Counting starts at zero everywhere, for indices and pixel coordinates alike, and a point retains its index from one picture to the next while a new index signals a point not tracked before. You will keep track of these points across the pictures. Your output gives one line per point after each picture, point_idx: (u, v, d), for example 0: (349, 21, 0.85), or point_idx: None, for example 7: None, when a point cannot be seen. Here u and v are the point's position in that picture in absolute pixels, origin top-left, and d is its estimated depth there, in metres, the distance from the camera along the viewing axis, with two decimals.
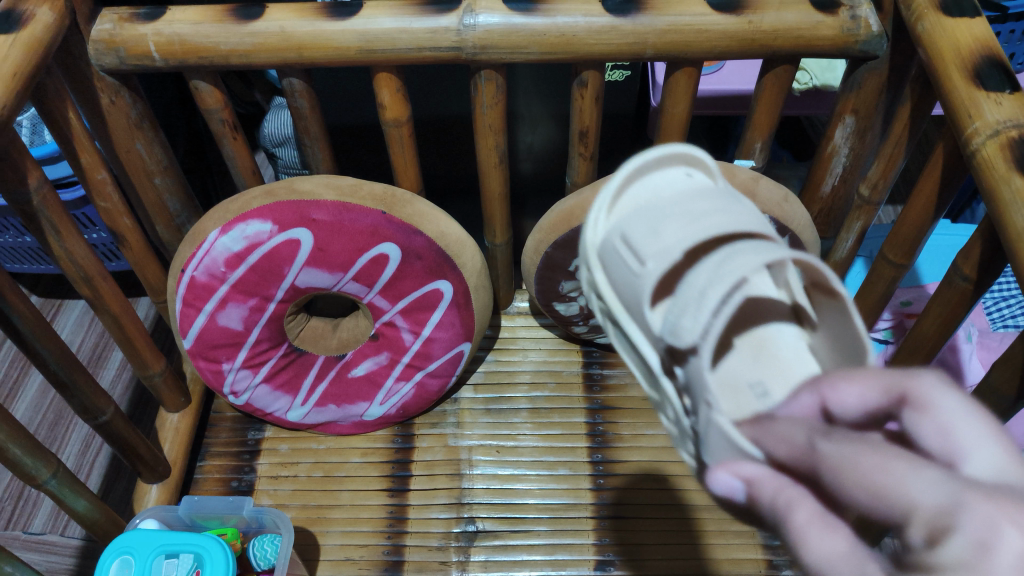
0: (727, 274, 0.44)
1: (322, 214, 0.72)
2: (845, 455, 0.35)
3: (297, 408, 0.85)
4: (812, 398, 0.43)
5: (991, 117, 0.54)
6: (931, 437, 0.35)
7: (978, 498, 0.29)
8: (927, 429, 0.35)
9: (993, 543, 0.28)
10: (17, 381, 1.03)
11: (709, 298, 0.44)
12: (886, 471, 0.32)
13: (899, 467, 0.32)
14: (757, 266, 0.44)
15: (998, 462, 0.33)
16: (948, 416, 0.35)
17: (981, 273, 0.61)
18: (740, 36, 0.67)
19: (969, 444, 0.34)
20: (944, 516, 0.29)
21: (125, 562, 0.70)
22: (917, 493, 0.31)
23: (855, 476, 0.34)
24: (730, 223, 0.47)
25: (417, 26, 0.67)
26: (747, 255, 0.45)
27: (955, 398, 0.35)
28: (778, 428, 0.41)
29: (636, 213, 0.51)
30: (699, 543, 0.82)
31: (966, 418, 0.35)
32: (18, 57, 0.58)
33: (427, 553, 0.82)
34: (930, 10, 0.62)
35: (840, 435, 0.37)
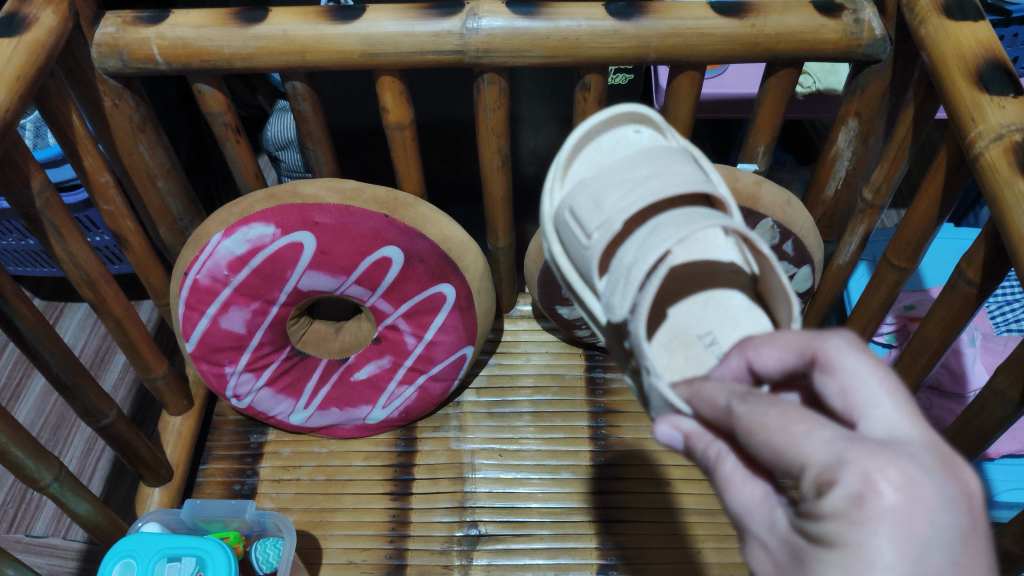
0: (653, 245, 0.49)
1: (326, 217, 0.72)
2: (755, 417, 0.37)
3: (300, 411, 0.85)
4: (739, 360, 0.47)
5: (995, 121, 0.54)
6: (836, 395, 0.38)
7: (861, 454, 0.32)
8: (833, 389, 0.38)
9: (867, 495, 0.30)
10: (19, 384, 1.03)
11: (633, 274, 0.49)
12: (784, 433, 0.35)
13: (796, 430, 0.34)
14: (678, 234, 0.49)
15: (890, 417, 0.35)
16: (846, 375, 0.38)
17: (984, 278, 0.61)
18: (743, 39, 0.67)
19: (864, 401, 0.36)
20: (829, 471, 0.32)
21: (128, 565, 0.69)
22: (809, 451, 0.33)
23: (762, 439, 0.36)
24: (661, 192, 0.53)
25: (420, 30, 0.67)
26: (669, 226, 0.50)
27: (855, 360, 0.38)
28: (705, 390, 0.43)
29: (580, 188, 0.57)
30: (701, 548, 0.82)
31: (862, 377, 0.37)
32: (22, 60, 0.59)
33: (429, 556, 0.82)
34: (933, 14, 0.62)
35: (754, 397, 0.39)
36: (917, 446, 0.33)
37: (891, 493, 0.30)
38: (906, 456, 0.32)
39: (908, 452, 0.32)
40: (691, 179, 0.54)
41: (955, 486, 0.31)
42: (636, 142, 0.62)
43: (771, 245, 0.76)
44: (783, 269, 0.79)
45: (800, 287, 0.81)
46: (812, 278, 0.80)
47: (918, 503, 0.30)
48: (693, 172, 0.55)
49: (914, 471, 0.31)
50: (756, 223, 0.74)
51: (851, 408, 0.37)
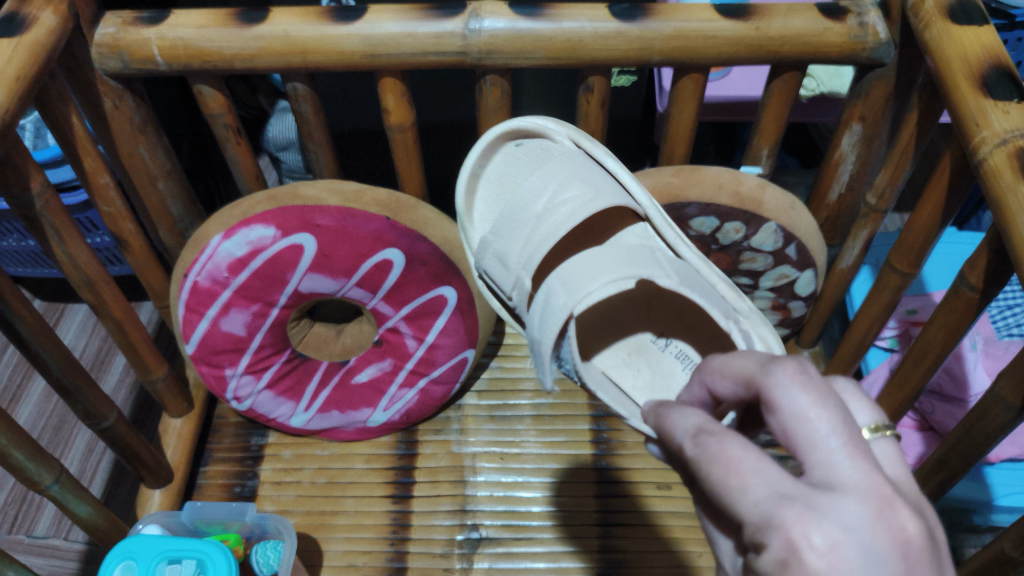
0: (554, 321, 0.54)
1: (327, 220, 0.71)
2: (698, 464, 0.40)
3: (300, 414, 0.85)
4: (700, 387, 0.47)
5: (999, 127, 0.53)
6: (781, 433, 0.40)
7: (790, 518, 0.35)
8: (778, 427, 0.40)
9: (792, 561, 0.35)
10: (20, 386, 1.03)
11: (539, 336, 0.56)
12: (723, 487, 0.38)
13: (733, 485, 0.38)
14: (571, 300, 0.54)
15: (829, 462, 0.37)
16: (785, 417, 0.39)
17: (987, 283, 0.60)
18: (748, 41, 0.66)
19: (806, 442, 0.38)
20: (761, 532, 0.36)
21: (128, 567, 0.69)
22: (746, 509, 0.37)
23: (708, 486, 0.39)
24: (551, 241, 0.60)
25: (422, 31, 0.66)
26: (561, 292, 0.55)
27: (796, 399, 0.39)
28: (666, 420, 0.46)
29: (485, 247, 0.65)
30: (702, 552, 0.82)
31: (803, 419, 0.38)
32: (22, 60, 0.58)
33: (430, 560, 0.81)
34: (937, 18, 0.61)
35: (702, 439, 0.41)
36: (851, 497, 0.36)
37: (815, 559, 0.34)
38: (834, 514, 0.35)
39: (837, 508, 0.36)
40: (580, 205, 0.59)
41: (884, 537, 0.35)
42: (525, 159, 0.69)
43: (775, 249, 0.75)
44: (786, 273, 0.78)
45: (803, 291, 0.81)
46: (815, 282, 0.80)
47: (838, 566, 0.34)
48: (584, 187, 0.60)
49: (839, 533, 0.35)
50: (759, 227, 0.73)
51: (794, 445, 0.39)
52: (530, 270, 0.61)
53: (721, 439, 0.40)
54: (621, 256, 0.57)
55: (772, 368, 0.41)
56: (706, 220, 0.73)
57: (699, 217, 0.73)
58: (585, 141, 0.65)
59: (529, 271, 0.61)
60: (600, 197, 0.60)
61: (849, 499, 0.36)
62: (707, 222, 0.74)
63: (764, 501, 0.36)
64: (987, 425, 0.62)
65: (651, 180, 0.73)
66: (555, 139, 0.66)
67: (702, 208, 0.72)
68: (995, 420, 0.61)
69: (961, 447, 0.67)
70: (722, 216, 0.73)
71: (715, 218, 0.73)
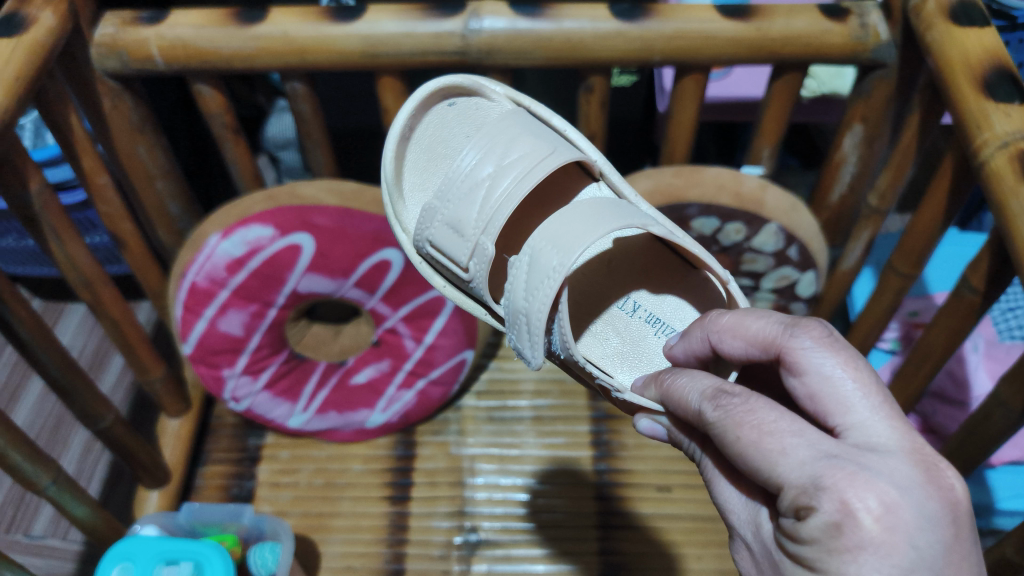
0: (545, 290, 0.52)
1: (325, 220, 0.71)
2: (726, 426, 0.40)
3: (298, 415, 0.84)
4: (702, 338, 0.49)
5: (1000, 129, 0.53)
6: (808, 393, 0.42)
7: (838, 480, 0.36)
8: (804, 388, 0.42)
9: (845, 523, 0.35)
10: (18, 385, 1.03)
11: (525, 310, 0.53)
12: (759, 450, 0.38)
13: (771, 448, 0.38)
14: (565, 262, 0.52)
15: (865, 422, 0.39)
16: (816, 378, 0.41)
17: (989, 286, 0.60)
18: (749, 42, 0.66)
19: (840, 403, 0.40)
20: (806, 495, 0.36)
21: (125, 569, 0.68)
22: (785, 472, 0.37)
23: (737, 450, 0.39)
24: (510, 196, 0.56)
25: (422, 31, 0.66)
26: (549, 255, 0.53)
27: (824, 358, 0.41)
28: (677, 388, 0.46)
29: (430, 215, 0.58)
30: (702, 554, 0.81)
31: (830, 380, 0.41)
32: (21, 60, 0.58)
33: (428, 562, 0.81)
34: (938, 19, 0.61)
35: (722, 401, 0.42)
36: (895, 456, 0.38)
37: (871, 521, 0.35)
38: (885, 473, 0.36)
39: (885, 468, 0.37)
40: (537, 161, 0.56)
41: (930, 495, 0.37)
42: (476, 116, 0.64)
43: (775, 250, 0.75)
44: (787, 274, 0.78)
45: (805, 291, 0.80)
46: (816, 283, 0.79)
47: (893, 526, 0.35)
48: (536, 143, 0.57)
49: (893, 493, 0.36)
50: (759, 228, 0.73)
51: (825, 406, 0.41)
52: (491, 234, 0.56)
53: (746, 401, 0.41)
54: (593, 208, 0.55)
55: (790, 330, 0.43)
56: (706, 220, 0.73)
57: (700, 218, 0.73)
58: (523, 99, 0.63)
59: (491, 236, 0.56)
60: (556, 152, 0.56)
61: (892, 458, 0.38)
62: (708, 222, 0.73)
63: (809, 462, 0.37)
64: (988, 428, 0.61)
65: (652, 180, 0.73)
66: (490, 97, 0.63)
67: (703, 209, 0.72)
68: (997, 423, 0.60)
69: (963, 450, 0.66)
70: (724, 217, 0.72)
71: (716, 219, 0.73)
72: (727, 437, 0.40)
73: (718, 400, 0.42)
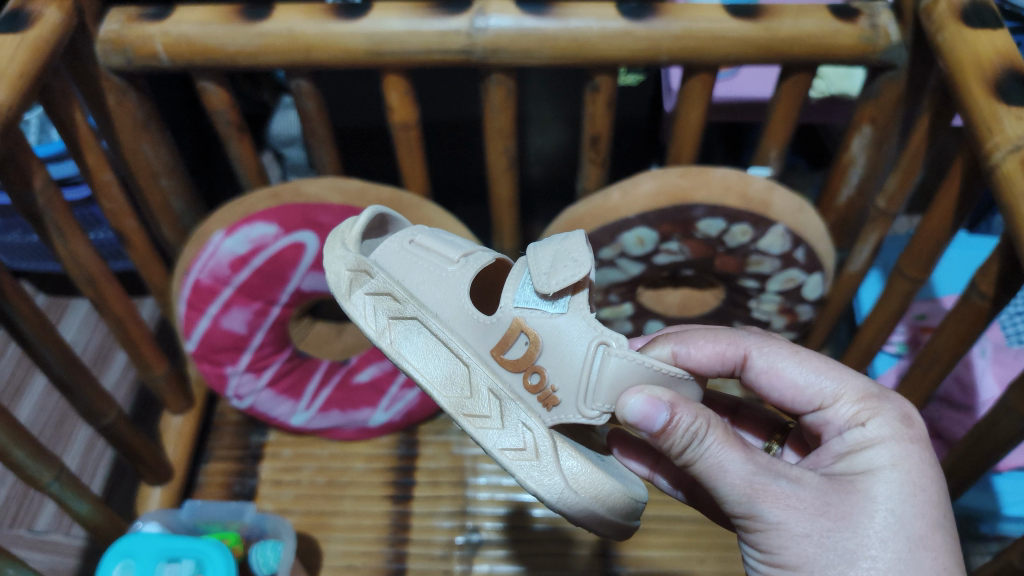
0: (567, 274, 0.53)
1: (328, 219, 0.72)
2: (744, 483, 0.46)
3: (301, 413, 0.83)
4: (739, 348, 0.55)
5: (1012, 133, 0.52)
6: (842, 420, 0.51)
7: (845, 547, 0.45)
8: (841, 415, 0.51)
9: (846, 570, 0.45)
10: (22, 381, 1.03)
11: (554, 280, 0.53)
12: (776, 511, 0.46)
13: (786, 511, 0.46)
14: (561, 238, 0.56)
15: (880, 478, 0.47)
16: (793, 376, 0.53)
17: (998, 291, 0.59)
18: (757, 43, 0.65)
19: (810, 400, 0.53)
20: (818, 554, 0.45)
21: (128, 566, 0.68)
22: (803, 534, 0.46)
23: (751, 500, 0.46)
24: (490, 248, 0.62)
25: (427, 29, 0.65)
26: (548, 240, 0.56)
27: (856, 407, 0.51)
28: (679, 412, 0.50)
29: (411, 232, 0.62)
30: (706, 557, 0.81)
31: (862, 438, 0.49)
32: (25, 56, 0.57)
33: (429, 561, 0.80)
34: (951, 20, 0.60)
35: (736, 451, 0.47)
36: (900, 512, 0.46)
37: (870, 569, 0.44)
38: (882, 483, 0.47)
39: (890, 527, 0.45)
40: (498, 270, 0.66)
41: (926, 545, 0.45)
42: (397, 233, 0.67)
43: (783, 252, 0.74)
44: (794, 277, 0.77)
45: (811, 294, 0.79)
46: (823, 286, 0.79)
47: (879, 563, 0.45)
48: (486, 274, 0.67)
49: (890, 549, 0.45)
50: (767, 230, 0.72)
51: (802, 397, 0.53)
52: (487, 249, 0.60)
53: (759, 458, 0.47)
54: None
55: (766, 336, 0.55)
56: (713, 221, 0.72)
57: (706, 219, 0.72)
58: None
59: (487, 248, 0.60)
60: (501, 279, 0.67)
61: (892, 457, 0.48)
62: (714, 223, 0.72)
63: (813, 497, 0.46)
64: (997, 434, 0.61)
65: (657, 180, 0.72)
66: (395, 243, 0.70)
67: (709, 210, 0.71)
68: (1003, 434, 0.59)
69: (972, 455, 0.65)
70: (730, 218, 0.71)
71: (722, 220, 0.71)
72: (729, 478, 0.46)
73: (714, 434, 0.47)
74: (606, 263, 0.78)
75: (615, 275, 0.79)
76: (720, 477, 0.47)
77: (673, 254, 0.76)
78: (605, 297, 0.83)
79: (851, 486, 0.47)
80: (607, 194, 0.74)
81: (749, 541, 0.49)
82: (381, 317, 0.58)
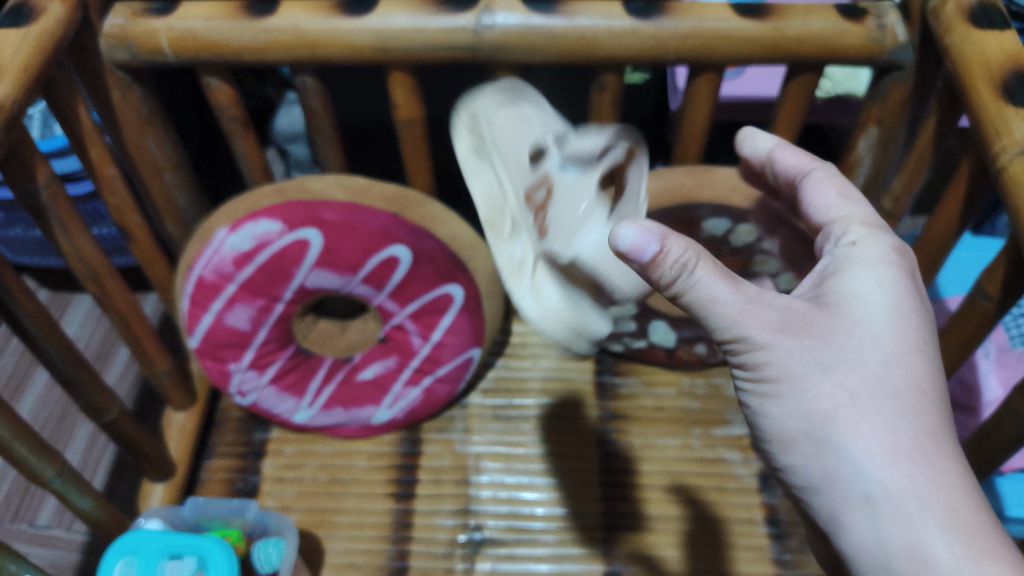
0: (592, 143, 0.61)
1: (332, 215, 0.70)
2: (731, 310, 0.50)
3: (304, 410, 0.84)
4: (812, 164, 0.62)
5: (1019, 135, 0.52)
6: (823, 266, 0.57)
7: (835, 375, 0.50)
8: (826, 262, 0.57)
9: (837, 385, 0.50)
10: (24, 376, 1.03)
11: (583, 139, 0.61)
12: (765, 337, 0.51)
13: (775, 342, 0.50)
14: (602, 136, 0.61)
15: (862, 302, 0.53)
16: (832, 206, 0.60)
17: (1004, 293, 0.59)
18: (764, 42, 0.65)
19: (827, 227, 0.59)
20: (805, 377, 0.50)
21: (129, 562, 0.68)
22: (790, 361, 0.50)
23: (742, 332, 0.51)
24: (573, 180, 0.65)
25: (433, 26, 0.65)
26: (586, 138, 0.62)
27: (855, 250, 0.56)
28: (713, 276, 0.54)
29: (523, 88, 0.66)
30: (709, 556, 0.81)
31: (852, 277, 0.54)
32: (29, 50, 0.57)
33: (431, 560, 0.81)
34: (958, 22, 0.60)
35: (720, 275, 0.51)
36: (884, 336, 0.51)
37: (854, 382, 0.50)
38: (859, 306, 0.53)
39: (876, 346, 0.51)
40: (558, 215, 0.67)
41: (909, 361, 0.51)
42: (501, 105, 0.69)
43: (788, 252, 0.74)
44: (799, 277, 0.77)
45: None
46: None
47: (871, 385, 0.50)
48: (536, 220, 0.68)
49: (874, 364, 0.50)
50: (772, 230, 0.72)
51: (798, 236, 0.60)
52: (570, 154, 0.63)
53: (745, 284, 0.52)
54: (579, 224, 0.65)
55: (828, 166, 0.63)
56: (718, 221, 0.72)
57: (711, 219, 0.72)
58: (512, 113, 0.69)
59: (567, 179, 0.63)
60: None
61: (866, 276, 0.54)
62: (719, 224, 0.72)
63: (796, 321, 0.52)
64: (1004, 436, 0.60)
65: (664, 180, 0.71)
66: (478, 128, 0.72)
67: (714, 210, 0.72)
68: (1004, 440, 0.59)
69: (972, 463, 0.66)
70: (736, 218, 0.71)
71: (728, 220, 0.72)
72: (719, 307, 0.50)
73: (701, 266, 0.50)
74: None
75: None
76: (709, 300, 0.50)
77: None
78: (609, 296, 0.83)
79: (829, 305, 0.53)
80: None
81: (736, 365, 0.53)
82: (469, 139, 0.67)
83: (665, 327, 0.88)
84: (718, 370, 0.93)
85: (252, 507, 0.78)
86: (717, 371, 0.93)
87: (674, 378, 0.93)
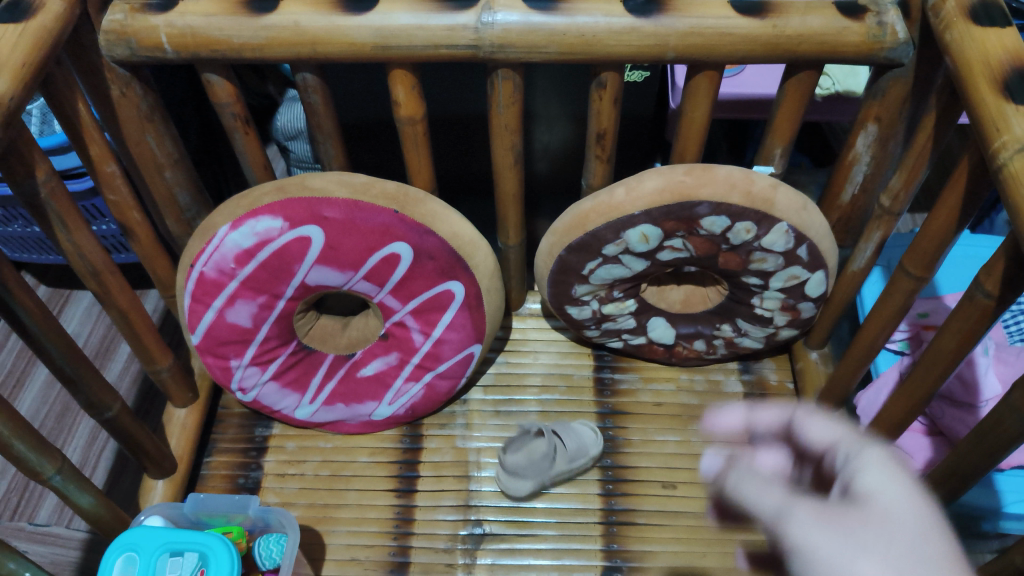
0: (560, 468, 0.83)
1: (334, 213, 0.71)
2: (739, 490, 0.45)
3: (305, 406, 0.85)
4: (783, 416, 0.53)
5: (1019, 131, 0.53)
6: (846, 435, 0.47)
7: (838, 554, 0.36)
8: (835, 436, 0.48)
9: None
10: (23, 373, 1.04)
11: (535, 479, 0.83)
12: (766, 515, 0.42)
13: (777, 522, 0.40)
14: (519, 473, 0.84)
15: (882, 489, 0.39)
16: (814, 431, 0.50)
17: (1003, 290, 0.59)
18: (763, 40, 0.66)
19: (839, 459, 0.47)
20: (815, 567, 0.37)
21: (130, 559, 0.69)
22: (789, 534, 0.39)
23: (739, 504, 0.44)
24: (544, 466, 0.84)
25: (435, 23, 0.66)
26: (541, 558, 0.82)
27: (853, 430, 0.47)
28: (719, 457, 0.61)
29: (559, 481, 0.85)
30: (708, 551, 0.82)
31: (881, 464, 0.42)
32: (28, 46, 0.57)
33: (433, 555, 0.81)
34: (959, 19, 0.60)
35: None
36: (908, 518, 0.37)
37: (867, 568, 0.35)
38: (890, 496, 0.39)
39: (893, 529, 0.37)
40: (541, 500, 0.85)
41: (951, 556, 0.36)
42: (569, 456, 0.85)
43: (786, 250, 0.75)
44: (797, 274, 0.78)
45: (814, 292, 0.80)
46: (825, 283, 0.79)
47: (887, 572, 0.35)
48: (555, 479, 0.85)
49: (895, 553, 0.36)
50: (771, 228, 0.73)
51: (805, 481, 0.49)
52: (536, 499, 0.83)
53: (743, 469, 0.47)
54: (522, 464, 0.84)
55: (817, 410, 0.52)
56: (717, 219, 0.72)
57: (710, 217, 0.72)
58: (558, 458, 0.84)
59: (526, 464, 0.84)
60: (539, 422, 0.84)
61: (891, 474, 0.41)
62: (718, 221, 0.72)
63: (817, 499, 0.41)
64: (1000, 432, 0.59)
65: (662, 178, 0.72)
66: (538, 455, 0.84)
67: (713, 207, 0.71)
68: (999, 439, 0.60)
69: (960, 467, 0.66)
70: (734, 216, 0.72)
71: (726, 218, 0.72)
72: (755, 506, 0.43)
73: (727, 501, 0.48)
74: (610, 259, 0.78)
75: (619, 271, 0.80)
76: (752, 496, 0.43)
77: (676, 251, 0.77)
78: (609, 293, 0.83)
79: (851, 467, 0.43)
80: (612, 191, 0.74)
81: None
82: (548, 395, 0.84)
83: (665, 324, 0.87)
84: (717, 367, 0.94)
85: (254, 501, 0.78)
86: (715, 368, 0.94)
87: (673, 374, 0.93)
